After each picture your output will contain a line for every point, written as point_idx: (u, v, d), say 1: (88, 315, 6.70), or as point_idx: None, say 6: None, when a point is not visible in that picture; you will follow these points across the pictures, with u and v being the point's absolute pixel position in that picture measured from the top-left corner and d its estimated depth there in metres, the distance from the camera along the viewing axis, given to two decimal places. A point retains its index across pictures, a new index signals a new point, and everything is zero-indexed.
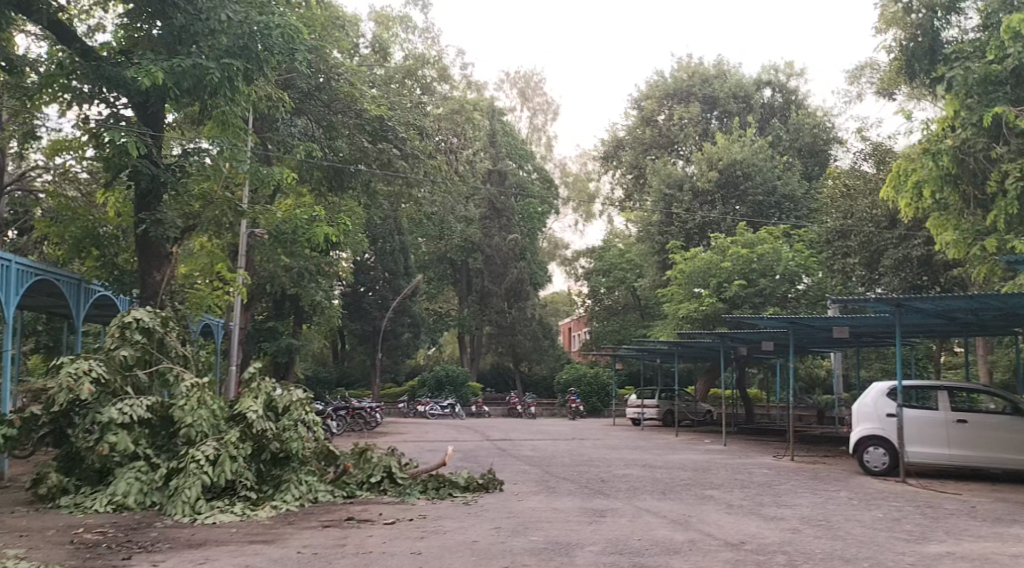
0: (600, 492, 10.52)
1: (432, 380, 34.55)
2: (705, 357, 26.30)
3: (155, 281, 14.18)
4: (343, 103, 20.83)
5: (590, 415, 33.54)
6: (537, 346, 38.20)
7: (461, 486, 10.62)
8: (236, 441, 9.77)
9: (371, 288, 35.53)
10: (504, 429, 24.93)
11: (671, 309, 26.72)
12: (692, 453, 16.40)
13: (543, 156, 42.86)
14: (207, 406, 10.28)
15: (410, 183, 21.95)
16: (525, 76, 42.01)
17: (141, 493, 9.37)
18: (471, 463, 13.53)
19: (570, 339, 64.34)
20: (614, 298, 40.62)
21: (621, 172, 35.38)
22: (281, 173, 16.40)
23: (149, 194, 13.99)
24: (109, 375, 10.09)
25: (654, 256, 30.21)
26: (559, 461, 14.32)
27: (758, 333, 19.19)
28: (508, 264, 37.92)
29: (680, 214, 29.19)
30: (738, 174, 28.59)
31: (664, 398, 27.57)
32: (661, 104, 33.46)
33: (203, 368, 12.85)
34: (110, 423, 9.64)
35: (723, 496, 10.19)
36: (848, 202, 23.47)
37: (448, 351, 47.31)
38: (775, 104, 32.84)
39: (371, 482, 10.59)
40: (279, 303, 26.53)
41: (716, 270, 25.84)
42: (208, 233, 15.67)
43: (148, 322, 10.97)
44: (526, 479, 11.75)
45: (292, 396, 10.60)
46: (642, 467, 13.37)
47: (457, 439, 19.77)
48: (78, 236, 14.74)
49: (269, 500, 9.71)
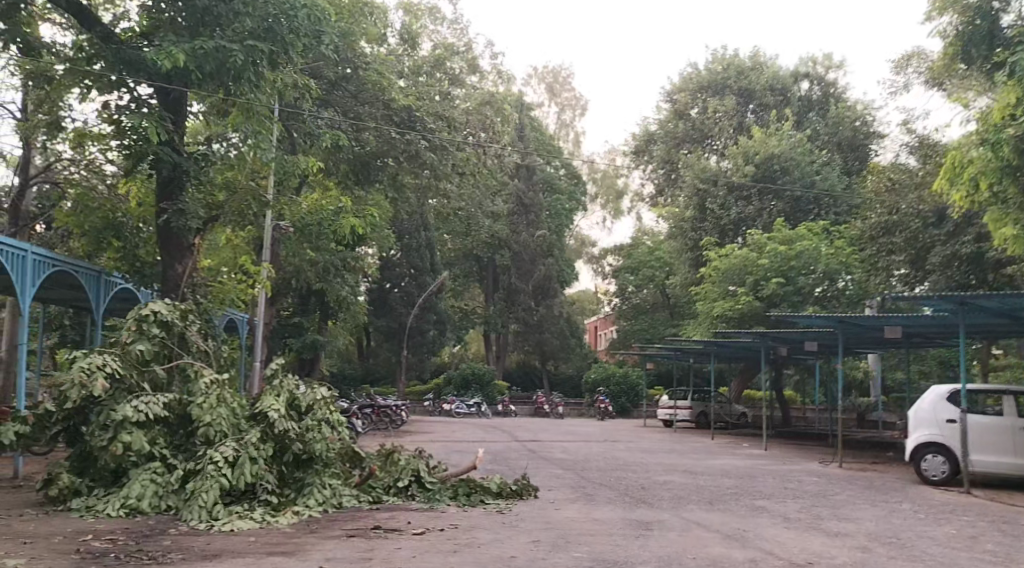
0: (643, 501, 9.85)
1: (458, 378, 33.93)
2: (741, 358, 25.48)
3: (177, 273, 13.65)
4: (371, 93, 20.26)
5: (619, 415, 32.77)
6: (565, 345, 37.57)
7: (494, 492, 9.94)
8: (257, 443, 9.20)
9: (397, 284, 35.00)
10: (532, 429, 24.26)
11: (705, 308, 25.93)
12: (732, 458, 15.65)
13: (571, 151, 42.08)
14: (227, 404, 9.72)
15: (438, 176, 21.34)
16: (554, 71, 41.34)
17: (156, 496, 8.83)
18: (503, 466, 12.90)
19: (596, 339, 63.48)
20: (643, 297, 39.84)
21: (652, 167, 34.58)
22: (306, 162, 15.81)
23: (171, 184, 13.45)
24: (125, 371, 9.53)
25: (687, 253, 29.42)
26: (594, 466, 13.65)
27: (802, 333, 18.37)
28: (536, 261, 37.21)
29: (714, 211, 28.34)
30: (775, 169, 27.61)
31: (697, 399, 26.78)
32: (695, 97, 32.65)
33: (226, 364, 12.30)
34: (124, 421, 9.08)
35: (776, 508, 9.51)
36: (893, 197, 22.58)
37: (474, 349, 46.72)
38: (812, 97, 31.87)
39: (398, 486, 10.00)
40: (305, 299, 26.03)
41: (752, 267, 24.98)
42: (232, 226, 15.11)
43: (167, 315, 10.41)
44: (562, 485, 11.10)
45: (316, 394, 10.02)
46: (683, 473, 12.69)
47: (486, 440, 19.15)
48: (98, 228, 14.07)
49: (291, 505, 9.14)
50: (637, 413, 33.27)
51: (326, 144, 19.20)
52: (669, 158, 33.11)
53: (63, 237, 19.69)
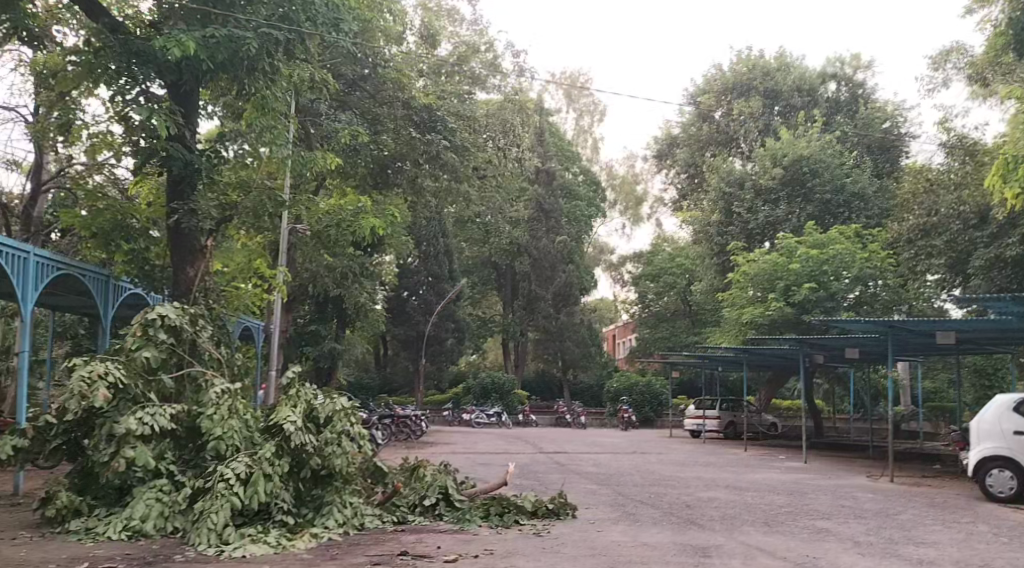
0: (692, 521, 9.01)
1: (477, 387, 33.04)
2: (773, 365, 24.53)
3: (188, 277, 12.83)
4: (391, 92, 19.59)
5: (643, 426, 31.80)
6: (586, 353, 36.42)
7: (529, 512, 9.13)
8: (272, 458, 8.43)
9: (415, 292, 34.24)
10: (556, 440, 23.36)
11: (733, 314, 24.93)
12: (773, 472, 14.73)
13: (590, 157, 41.21)
14: (240, 416, 8.95)
15: (459, 178, 20.63)
16: (572, 76, 40.38)
17: (161, 517, 8.08)
18: (534, 482, 12.08)
19: (615, 348, 62.51)
20: (664, 304, 38.94)
21: (675, 171, 33.71)
22: (325, 160, 15.09)
23: (182, 182, 12.72)
24: (128, 379, 8.77)
25: (713, 258, 28.46)
26: (630, 481, 12.77)
27: (844, 339, 17.51)
28: (556, 267, 36.36)
29: (742, 214, 27.35)
30: (804, 171, 26.56)
31: (726, 409, 25.83)
32: (720, 99, 31.73)
33: (239, 371, 11.56)
34: (127, 434, 8.33)
35: (841, 530, 8.70)
36: (932, 198, 21.67)
37: (491, 357, 45.90)
38: (840, 98, 30.92)
39: (425, 505, 9.23)
40: (322, 306, 25.36)
41: (782, 272, 23.90)
42: (246, 228, 14.35)
43: (175, 319, 9.61)
44: (600, 503, 10.29)
45: (336, 403, 9.23)
46: (727, 489, 11.83)
47: (510, 452, 18.31)
48: (106, 227, 12.94)
49: (309, 527, 8.38)
50: (661, 422, 32.25)
51: (342, 143, 18.47)
52: (693, 160, 32.16)
53: (75, 244, 19.01)
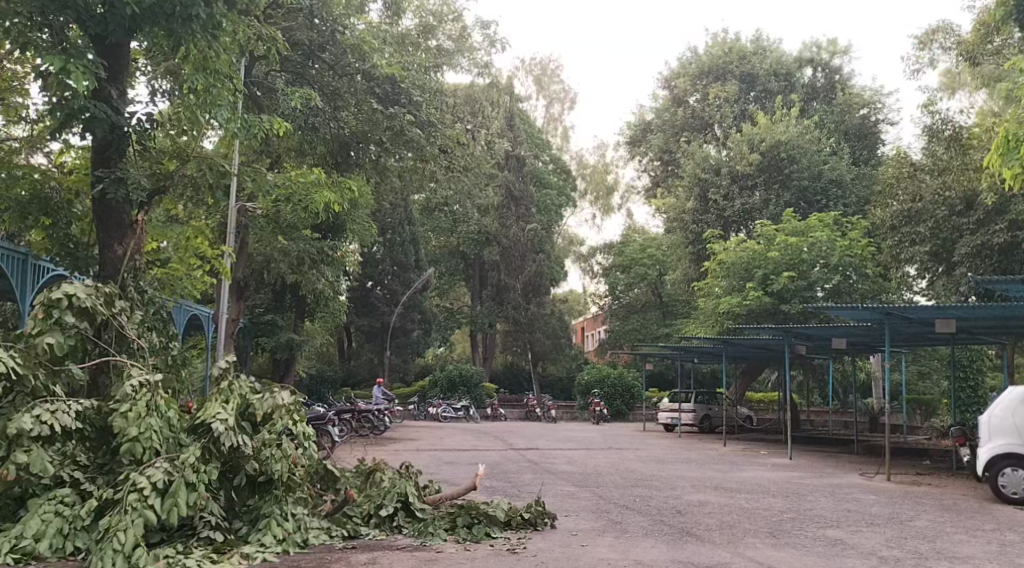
0: (688, 532, 7.86)
1: (443, 380, 31.72)
2: (752, 358, 23.35)
3: (116, 256, 11.32)
4: (352, 58, 18.15)
5: (614, 420, 30.62)
6: (556, 344, 35.19)
7: (502, 523, 7.89)
8: (197, 463, 7.14)
9: (379, 282, 32.87)
10: (524, 435, 22.07)
11: (707, 304, 23.48)
12: (760, 470, 13.56)
13: (559, 147, 39.93)
14: (161, 413, 7.62)
15: (424, 156, 19.14)
16: (542, 62, 38.87)
17: (60, 535, 6.75)
18: (504, 485, 10.87)
19: (586, 340, 61.50)
20: (634, 296, 37.77)
21: (649, 158, 30.90)
22: (272, 123, 13.66)
23: (109, 147, 11.41)
24: (24, 370, 7.40)
25: (687, 247, 26.23)
26: (608, 481, 11.53)
27: (831, 329, 16.45)
28: (526, 257, 35.05)
29: (717, 201, 24.98)
30: (782, 157, 24.10)
31: (702, 402, 24.69)
32: (694, 83, 28.84)
33: (173, 364, 10.10)
34: (19, 436, 6.99)
35: (857, 540, 7.63)
36: (915, 183, 20.42)
37: (459, 350, 44.53)
38: (817, 86, 27.93)
39: (380, 516, 7.98)
40: (280, 294, 24.05)
41: (760, 260, 22.17)
42: (184, 200, 12.89)
43: (85, 300, 8.16)
44: (581, 508, 9.14)
45: (275, 400, 7.92)
46: (719, 490, 10.70)
47: (478, 449, 17.03)
48: (24, 203, 11.58)
49: (241, 545, 7.14)
50: (633, 416, 31.11)
51: (291, 106, 17.05)
52: (668, 148, 29.36)
53: None
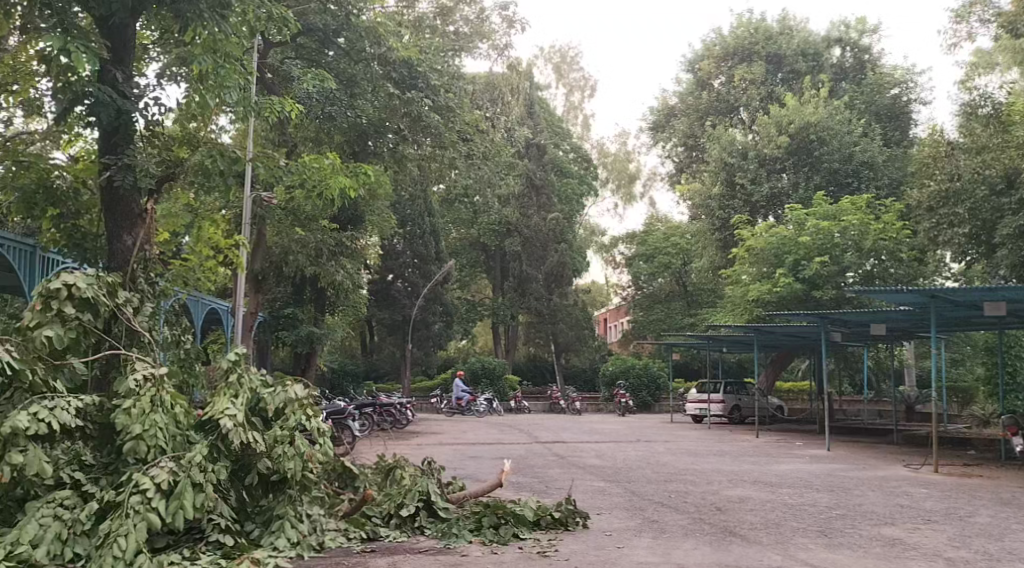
0: (731, 530, 7.30)
1: (466, 372, 31.27)
2: (783, 347, 22.64)
3: (125, 247, 10.83)
4: (369, 41, 17.58)
5: (640, 412, 29.95)
6: (580, 335, 34.70)
7: (530, 524, 7.37)
8: (204, 462, 6.67)
9: (399, 274, 32.42)
10: (549, 428, 21.52)
11: (735, 292, 22.76)
12: (799, 462, 12.93)
13: (580, 136, 39.29)
14: (166, 409, 7.16)
15: (442, 143, 18.69)
16: (561, 50, 38.18)
17: (58, 541, 6.29)
18: (532, 481, 10.33)
19: (608, 331, 60.85)
20: (659, 285, 37.01)
21: (672, 145, 30.09)
22: (282, 105, 13.08)
23: (115, 134, 11.00)
24: (21, 365, 6.98)
25: (713, 234, 25.52)
26: (641, 476, 10.96)
27: (870, 315, 15.74)
28: (548, 247, 34.62)
29: (744, 185, 24.23)
30: (811, 139, 23.18)
31: (731, 392, 23.91)
32: (719, 66, 27.92)
33: (195, 355, 9.58)
34: (14, 434, 6.55)
35: (919, 540, 7.02)
36: (953, 162, 19.29)
37: (481, 343, 44.04)
38: (845, 66, 27.05)
39: (401, 516, 7.47)
40: (299, 288, 23.35)
41: (791, 246, 21.32)
42: (195, 189, 12.42)
43: (86, 290, 7.72)
44: (615, 506, 8.59)
45: (287, 393, 7.40)
46: (759, 484, 10.10)
47: (502, 442, 16.53)
48: (29, 189, 11.24)
49: (253, 549, 6.65)
50: (660, 407, 30.46)
51: (303, 90, 16.47)
52: (692, 132, 28.55)
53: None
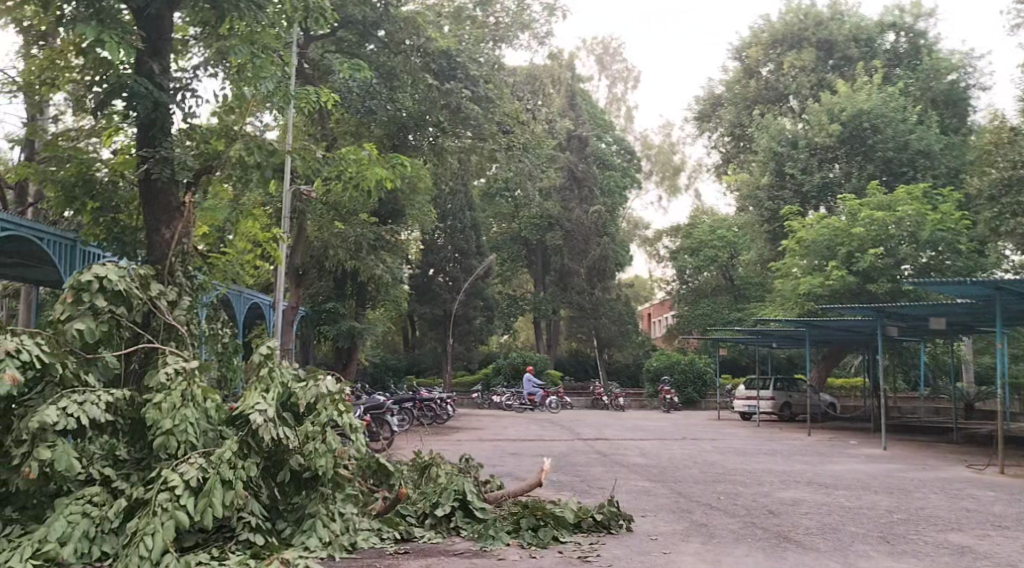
0: (785, 535, 6.91)
1: (508, 367, 31.00)
2: (835, 342, 21.96)
3: (163, 240, 10.66)
4: (408, 31, 17.31)
5: (685, 408, 29.42)
6: (623, 330, 34.23)
7: (571, 526, 7.06)
8: (234, 459, 6.45)
9: (441, 269, 32.25)
10: (592, 425, 21.14)
11: (785, 286, 22.14)
12: (853, 462, 12.41)
13: (623, 127, 38.75)
14: (197, 404, 6.96)
15: (483, 135, 18.38)
16: (604, 41, 37.67)
17: (86, 539, 6.13)
18: (575, 480, 10.00)
19: (652, 326, 60.19)
20: (704, 279, 36.35)
21: (718, 135, 29.46)
22: (319, 94, 12.85)
23: (153, 126, 10.87)
24: (51, 359, 6.82)
25: (761, 226, 24.91)
26: (688, 476, 10.57)
27: (930, 308, 15.07)
28: (591, 241, 34.13)
29: (794, 175, 23.58)
30: (864, 127, 22.45)
31: (781, 389, 23.23)
32: (767, 53, 27.25)
33: (230, 350, 9.36)
34: (42, 429, 6.40)
35: (989, 548, 6.56)
36: (1016, 149, 18.41)
37: (523, 338, 43.76)
38: (899, 51, 26.18)
39: (436, 516, 7.21)
40: (341, 283, 23.21)
41: (844, 237, 20.65)
42: (232, 182, 12.26)
43: (117, 282, 7.56)
44: (661, 507, 8.24)
45: (320, 388, 7.15)
46: (813, 486, 9.65)
47: (544, 439, 16.20)
48: (69, 183, 11.07)
49: (284, 548, 6.43)
50: (705, 403, 29.88)
51: (341, 78, 16.24)
52: (738, 121, 27.88)
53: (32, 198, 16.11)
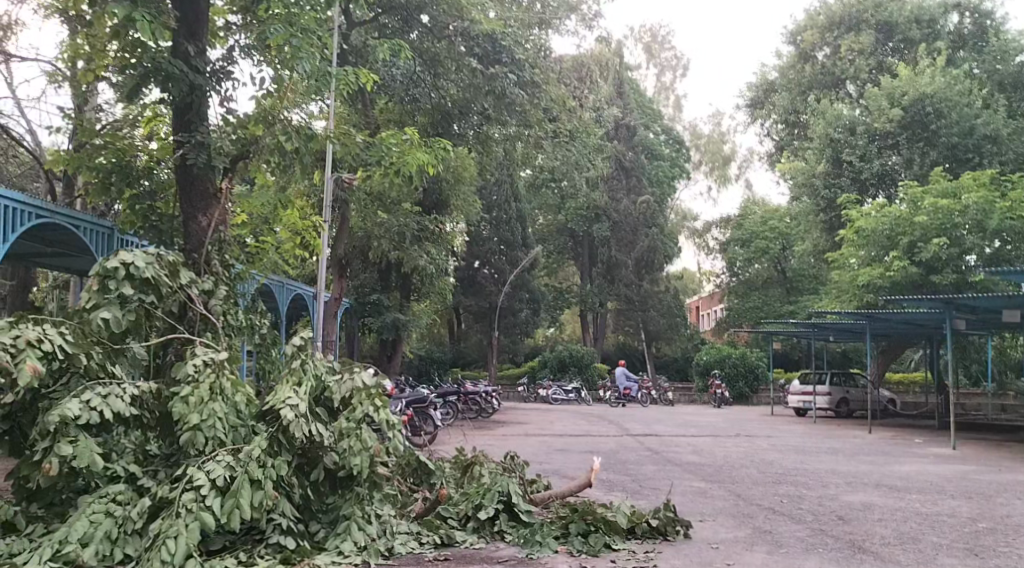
0: (860, 546, 6.32)
1: (554, 360, 30.47)
2: (897, 335, 21.00)
3: (200, 228, 10.33)
4: (451, 15, 16.77)
5: (737, 403, 28.62)
6: (671, 323, 33.47)
7: (624, 532, 6.54)
8: (264, 456, 6.07)
9: (486, 261, 31.79)
10: (640, 420, 20.52)
11: (843, 278, 21.23)
12: (922, 462, 11.66)
13: (672, 117, 37.91)
14: (227, 397, 6.58)
15: (528, 121, 17.79)
16: (652, 28, 36.84)
17: (108, 540, 5.79)
18: (627, 480, 9.46)
19: (701, 319, 59.22)
20: (755, 272, 35.38)
21: (772, 122, 28.49)
22: (358, 76, 12.38)
23: (189, 111, 10.55)
24: (75, 349, 6.50)
25: (817, 215, 24.01)
26: (746, 476, 9.96)
27: (1005, 299, 14.14)
28: (638, 231, 33.36)
29: (852, 162, 22.62)
30: (927, 112, 21.36)
31: (838, 384, 22.41)
32: (824, 38, 26.25)
33: (270, 340, 8.96)
34: (63, 423, 6.07)
35: None
36: None
37: (569, 331, 43.21)
38: (963, 32, 24.98)
39: (479, 519, 6.75)
40: (385, 274, 22.84)
41: (906, 225, 19.64)
42: (270, 167, 11.89)
43: (144, 269, 7.24)
44: (721, 511, 7.68)
45: (355, 381, 6.74)
46: (882, 488, 8.99)
47: (591, 434, 15.68)
48: (106, 170, 10.90)
49: (317, 553, 6.04)
50: (758, 399, 29.04)
51: (380, 59, 15.80)
52: (793, 108, 26.94)
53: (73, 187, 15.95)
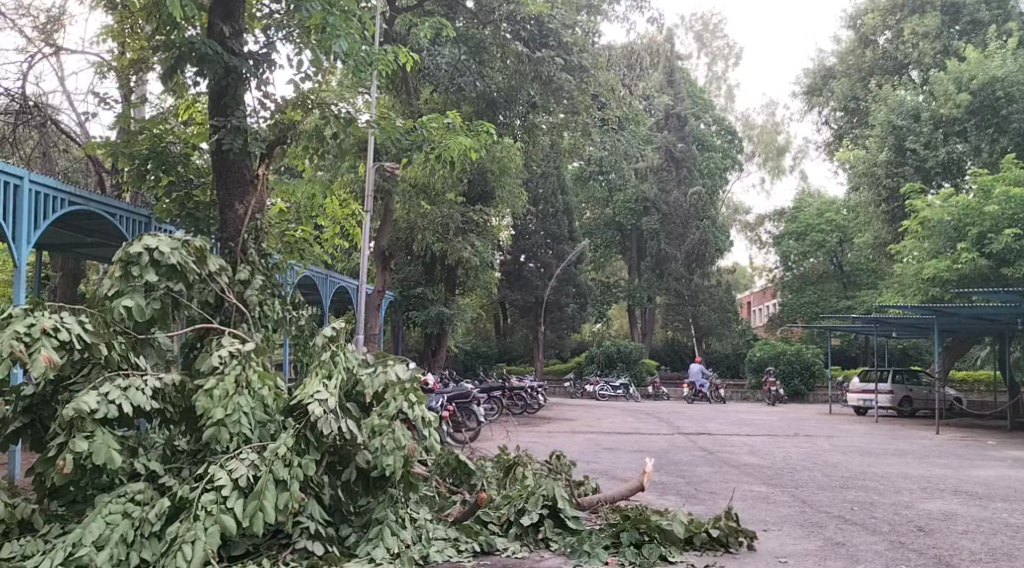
0: (946, 563, 5.68)
1: (601, 355, 29.85)
2: (966, 330, 19.95)
3: (237, 216, 9.93)
4: None
5: (792, 401, 27.69)
6: (723, 318, 32.55)
7: (681, 543, 5.97)
8: (290, 454, 5.63)
9: (532, 255, 31.20)
10: (692, 417, 19.82)
11: (906, 271, 20.23)
12: (999, 466, 10.84)
13: (724, 107, 36.96)
14: (253, 391, 6.15)
15: (575, 109, 17.16)
16: (704, 16, 35.88)
17: (124, 543, 5.39)
18: (682, 482, 8.87)
19: (752, 314, 58.00)
20: (810, 265, 34.27)
21: (830, 110, 27.45)
22: (398, 56, 11.85)
23: (225, 94, 10.11)
24: (94, 339, 6.12)
25: (879, 206, 23.00)
26: (811, 479, 9.30)
27: None
28: (689, 224, 32.43)
29: (917, 150, 21.54)
30: (997, 96, 20.14)
31: (901, 382, 21.45)
32: (885, 22, 25.16)
33: (309, 330, 8.50)
34: (78, 418, 5.69)
35: None
36: None
37: (617, 326, 42.46)
38: None
39: (522, 526, 6.25)
40: (430, 267, 22.42)
41: (973, 217, 18.58)
42: (309, 154, 11.44)
43: (170, 255, 6.83)
44: (787, 519, 7.06)
45: (389, 375, 6.26)
46: (961, 495, 8.27)
47: (641, 433, 15.06)
48: (143, 156, 10.54)
49: (346, 560, 5.58)
50: (813, 396, 28.06)
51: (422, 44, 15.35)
52: (853, 95, 25.88)
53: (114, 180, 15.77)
